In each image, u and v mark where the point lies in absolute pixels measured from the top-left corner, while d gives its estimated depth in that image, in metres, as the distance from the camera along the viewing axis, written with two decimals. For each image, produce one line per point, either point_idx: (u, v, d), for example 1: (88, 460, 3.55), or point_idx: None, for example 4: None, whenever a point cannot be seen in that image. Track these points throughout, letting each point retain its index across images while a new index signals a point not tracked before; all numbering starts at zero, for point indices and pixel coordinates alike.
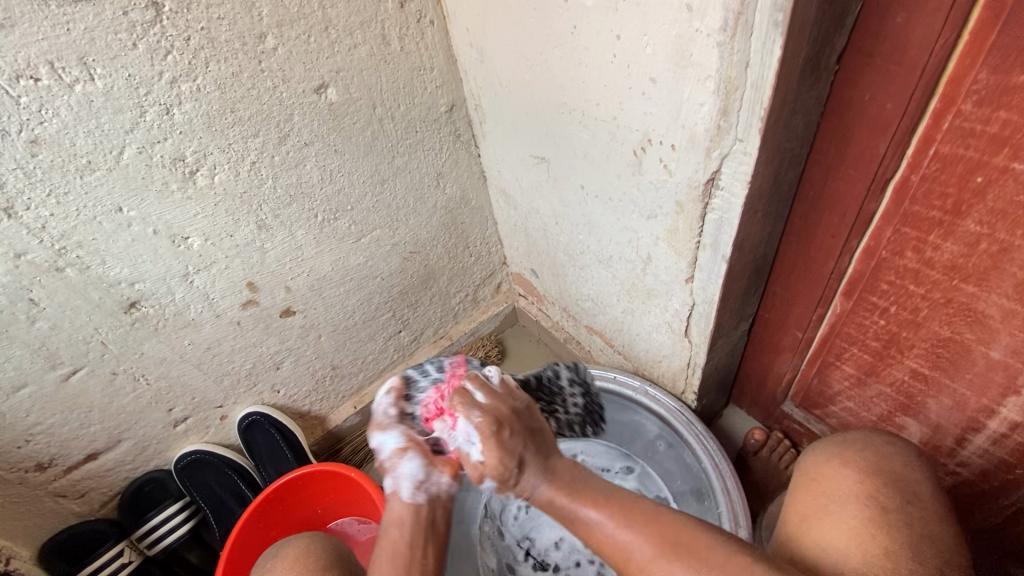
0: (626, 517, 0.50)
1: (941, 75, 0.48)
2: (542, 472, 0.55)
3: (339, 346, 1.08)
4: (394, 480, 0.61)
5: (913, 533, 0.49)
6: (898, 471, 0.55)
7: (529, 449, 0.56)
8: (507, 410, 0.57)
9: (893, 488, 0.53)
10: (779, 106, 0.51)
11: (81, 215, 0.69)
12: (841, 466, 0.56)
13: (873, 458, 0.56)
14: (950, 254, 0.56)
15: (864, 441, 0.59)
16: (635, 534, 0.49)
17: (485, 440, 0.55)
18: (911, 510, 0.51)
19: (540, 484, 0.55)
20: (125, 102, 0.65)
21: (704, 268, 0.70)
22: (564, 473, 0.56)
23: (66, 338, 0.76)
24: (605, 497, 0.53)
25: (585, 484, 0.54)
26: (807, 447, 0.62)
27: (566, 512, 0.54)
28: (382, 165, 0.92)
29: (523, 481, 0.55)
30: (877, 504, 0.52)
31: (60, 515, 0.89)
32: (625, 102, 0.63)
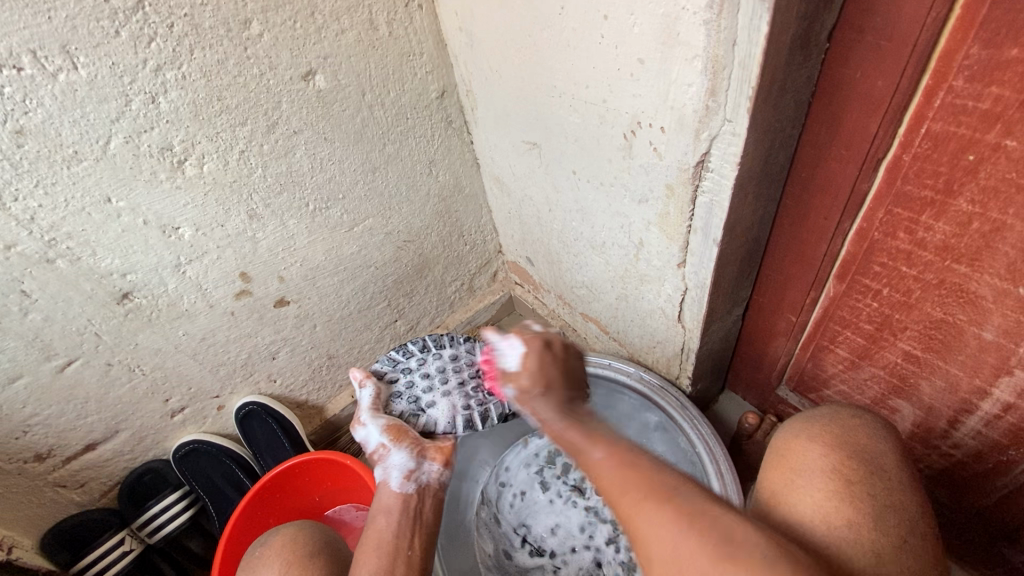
0: (626, 458, 0.47)
1: (932, 51, 0.47)
2: (558, 407, 0.56)
3: (335, 335, 1.08)
4: (384, 469, 0.69)
5: (879, 504, 0.49)
6: (863, 444, 0.55)
7: (563, 384, 0.59)
8: (558, 343, 0.65)
9: (858, 460, 0.53)
10: (768, 84, 0.50)
11: (70, 206, 0.68)
12: (809, 442, 0.56)
13: (839, 433, 0.56)
14: (942, 234, 0.55)
15: (832, 418, 0.58)
16: (621, 469, 0.46)
17: (534, 354, 0.62)
18: (876, 482, 0.51)
19: (553, 416, 0.55)
20: (110, 90, 0.64)
21: (695, 253, 0.69)
22: (580, 416, 0.55)
23: (59, 330, 0.76)
24: (608, 438, 0.50)
25: (599, 426, 0.53)
26: (778, 426, 0.62)
27: (567, 444, 0.52)
28: (374, 153, 0.91)
29: (536, 405, 0.57)
30: (842, 475, 0.51)
31: (60, 504, 0.90)
32: (614, 83, 0.62)
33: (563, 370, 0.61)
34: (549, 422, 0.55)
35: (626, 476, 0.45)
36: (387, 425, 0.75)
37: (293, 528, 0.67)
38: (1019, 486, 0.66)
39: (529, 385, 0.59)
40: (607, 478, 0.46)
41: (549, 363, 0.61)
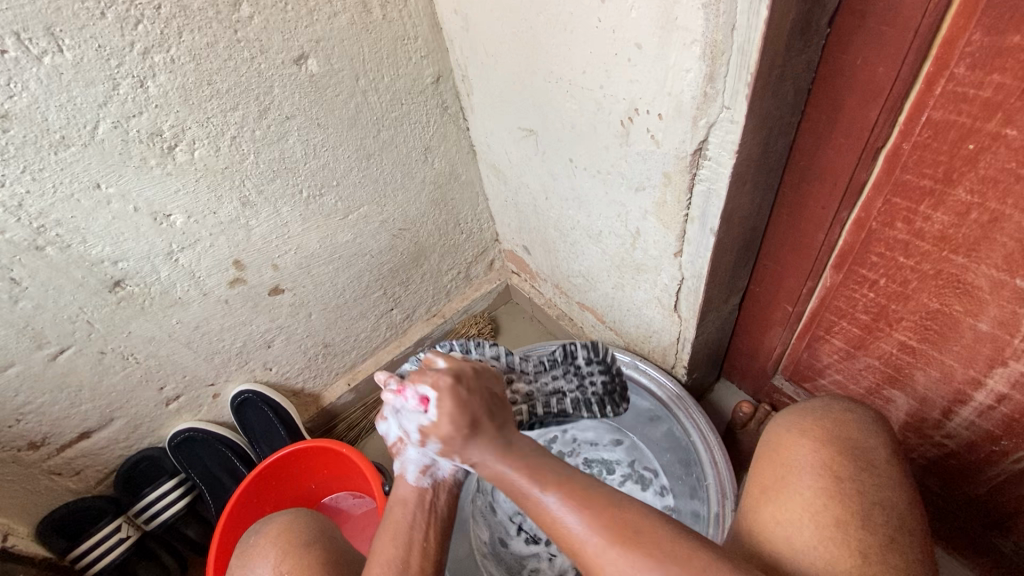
0: (581, 504, 0.45)
1: (935, 37, 0.46)
2: (495, 448, 0.50)
3: (330, 324, 1.08)
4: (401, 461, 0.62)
5: (868, 501, 0.49)
6: (855, 437, 0.54)
7: (486, 418, 0.51)
8: (469, 371, 0.54)
9: (848, 456, 0.52)
10: (767, 70, 0.49)
11: (58, 192, 0.67)
12: (800, 436, 0.55)
13: (832, 426, 0.55)
14: (940, 224, 0.55)
15: (824, 410, 0.58)
16: (580, 515, 0.45)
17: (445, 395, 0.51)
18: (865, 477, 0.51)
19: (490, 458, 0.49)
20: (97, 74, 0.63)
21: (692, 242, 0.69)
22: (523, 451, 0.50)
23: (51, 318, 0.75)
24: (561, 474, 0.48)
25: (543, 460, 0.49)
26: (771, 419, 0.61)
27: (509, 487, 0.48)
28: (368, 139, 0.90)
29: (472, 451, 0.50)
30: (831, 473, 0.51)
31: (56, 491, 0.90)
32: (611, 69, 0.61)
33: (484, 408, 0.52)
34: (489, 466, 0.50)
35: (590, 524, 0.44)
36: None
37: (288, 516, 0.66)
38: (1011, 475, 0.66)
39: (453, 435, 0.49)
40: (561, 525, 0.45)
41: (468, 404, 0.51)
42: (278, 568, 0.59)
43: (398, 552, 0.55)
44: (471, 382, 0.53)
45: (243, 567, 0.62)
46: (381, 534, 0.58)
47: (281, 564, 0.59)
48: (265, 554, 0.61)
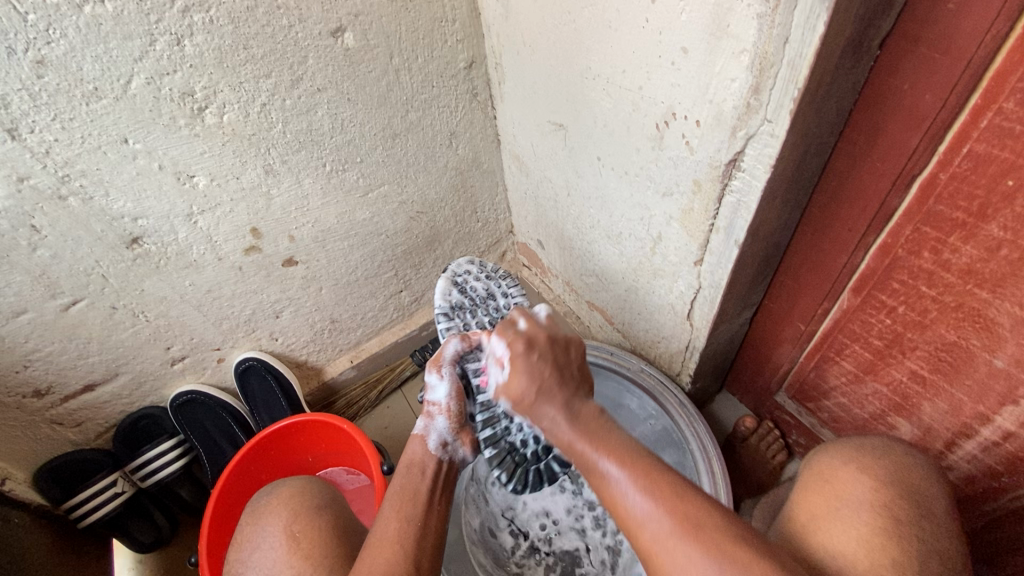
0: (654, 485, 0.45)
1: (987, 69, 0.46)
2: (567, 411, 0.52)
3: (340, 300, 1.08)
4: (427, 423, 0.69)
5: (924, 548, 0.49)
6: (915, 483, 0.55)
7: (557, 383, 0.53)
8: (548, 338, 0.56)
9: (908, 500, 0.53)
10: (815, 87, 0.49)
11: (86, 143, 0.67)
12: (858, 472, 0.56)
13: (893, 469, 0.56)
14: (969, 257, 0.55)
15: (883, 450, 0.59)
16: (639, 491, 0.45)
17: (520, 357, 0.55)
18: (923, 524, 0.51)
19: (561, 423, 0.52)
20: (135, 28, 0.62)
21: (714, 252, 0.69)
22: (591, 419, 0.52)
23: (67, 268, 0.75)
24: (635, 458, 0.48)
25: (609, 437, 0.50)
26: (823, 448, 0.63)
27: (575, 452, 0.51)
28: (396, 118, 0.89)
29: (540, 412, 0.53)
30: (890, 514, 0.52)
31: (56, 441, 0.90)
32: (652, 71, 0.60)
33: (557, 366, 0.55)
34: (557, 429, 0.52)
35: (658, 506, 0.44)
36: (455, 387, 0.70)
37: (300, 481, 0.67)
38: (1007, 512, 0.67)
39: (524, 393, 0.53)
40: (624, 505, 0.46)
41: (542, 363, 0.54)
42: (289, 528, 0.59)
43: (404, 517, 0.57)
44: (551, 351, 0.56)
45: (251, 525, 0.62)
46: (390, 498, 0.60)
47: (292, 524, 0.60)
48: (276, 514, 0.61)
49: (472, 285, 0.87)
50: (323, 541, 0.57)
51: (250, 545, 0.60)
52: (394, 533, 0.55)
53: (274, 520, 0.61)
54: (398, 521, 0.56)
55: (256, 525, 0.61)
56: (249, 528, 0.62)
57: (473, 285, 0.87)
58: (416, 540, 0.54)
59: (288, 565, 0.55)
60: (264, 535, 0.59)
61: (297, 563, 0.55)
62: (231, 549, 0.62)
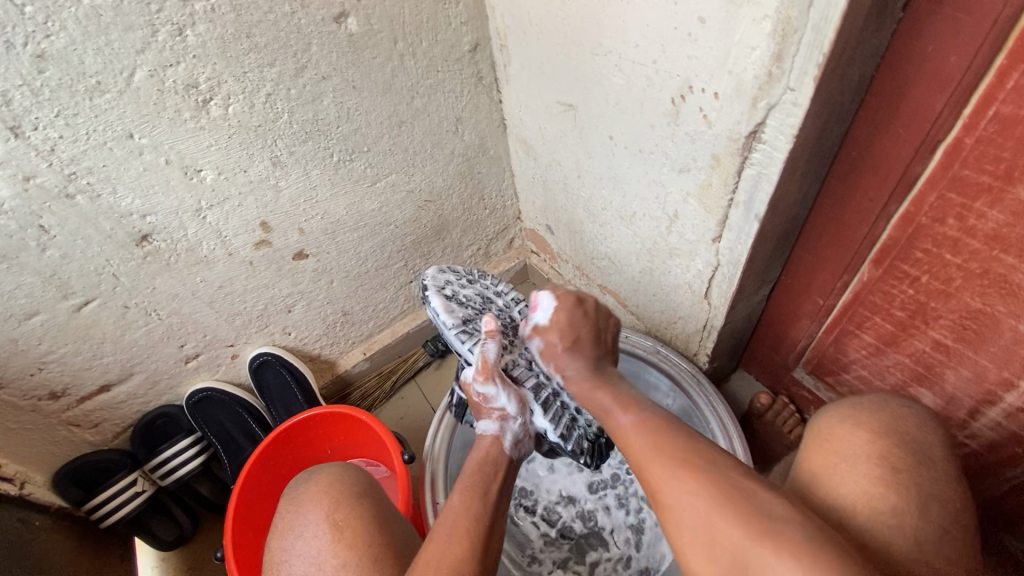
0: (656, 430, 0.49)
1: (1015, 26, 0.45)
2: (648, 411, 0.53)
3: (351, 292, 1.07)
4: (500, 424, 0.68)
5: (925, 493, 0.49)
6: (913, 433, 0.54)
7: (588, 343, 0.67)
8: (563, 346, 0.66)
9: (906, 449, 0.53)
10: (838, 53, 0.48)
11: (92, 139, 0.66)
12: (853, 426, 0.55)
13: (890, 421, 0.55)
14: (994, 222, 0.54)
15: (881, 405, 0.58)
16: (676, 473, 0.43)
17: (564, 309, 0.70)
18: (924, 471, 0.51)
19: (580, 372, 0.63)
20: (136, 19, 0.61)
21: (733, 228, 0.68)
22: (604, 377, 0.63)
23: (77, 268, 0.74)
24: (683, 443, 0.46)
25: (625, 391, 0.59)
26: (820, 408, 0.60)
27: (630, 448, 0.50)
28: (401, 105, 0.88)
29: (607, 405, 0.57)
30: (888, 463, 0.51)
31: (74, 443, 0.90)
32: (667, 44, 0.59)
33: (597, 327, 0.70)
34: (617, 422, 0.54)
35: (654, 440, 0.48)
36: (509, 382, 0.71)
37: (336, 468, 0.65)
38: None
39: (558, 342, 0.67)
40: (629, 440, 0.50)
41: (580, 324, 0.69)
42: (331, 516, 0.58)
43: (472, 514, 0.54)
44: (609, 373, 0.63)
45: (292, 513, 0.61)
46: (458, 493, 0.57)
47: (333, 513, 0.59)
48: (316, 502, 0.60)
49: (459, 290, 0.83)
50: (366, 533, 0.57)
51: (291, 533, 0.59)
52: (461, 520, 0.53)
53: (314, 509, 0.60)
54: (466, 520, 0.53)
55: (296, 513, 0.60)
56: (289, 515, 0.61)
57: (462, 292, 0.83)
58: (483, 538, 0.52)
59: (333, 557, 0.55)
60: (306, 523, 0.59)
61: (342, 554, 0.55)
62: (271, 534, 0.61)
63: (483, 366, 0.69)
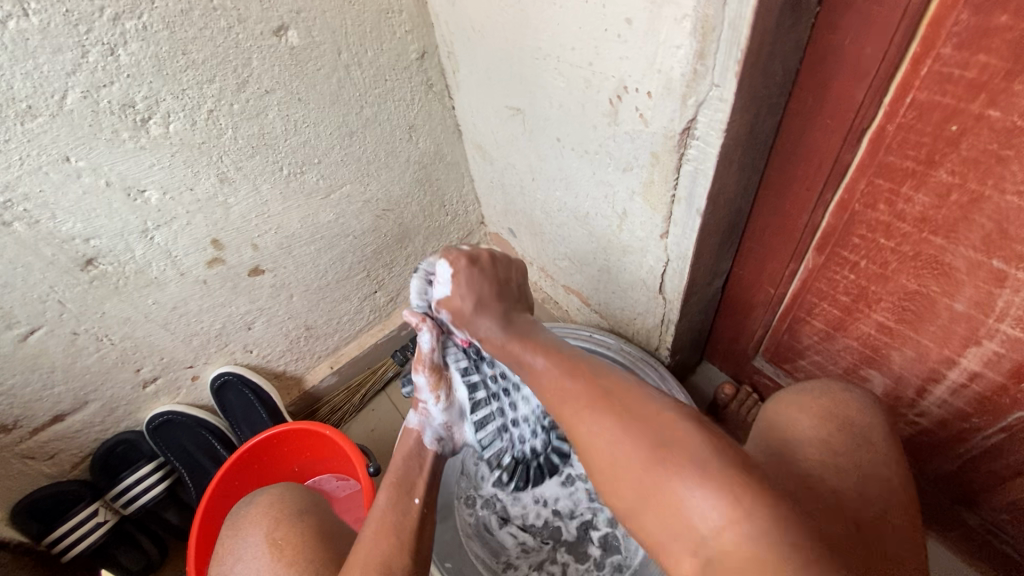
0: (609, 412, 0.45)
1: (922, 16, 0.46)
2: (498, 321, 0.63)
3: (313, 306, 1.06)
4: (422, 416, 0.72)
5: (864, 475, 0.49)
6: (852, 416, 0.55)
7: (497, 296, 0.66)
8: (485, 255, 0.69)
9: (845, 432, 0.53)
10: (758, 48, 0.49)
11: (25, 164, 0.64)
12: (798, 413, 0.56)
13: (830, 404, 0.56)
14: (921, 206, 0.56)
15: (823, 390, 0.58)
16: (615, 438, 0.44)
17: (462, 271, 0.66)
18: (862, 454, 0.51)
19: (496, 330, 0.62)
20: (64, 40, 0.60)
21: (679, 223, 0.69)
22: (551, 377, 0.53)
23: (20, 297, 0.72)
24: (608, 399, 0.47)
25: (538, 340, 0.60)
26: (766, 397, 0.62)
27: (558, 399, 0.51)
28: (351, 116, 0.87)
29: (475, 320, 0.64)
30: (829, 446, 0.51)
31: (29, 476, 0.88)
32: (600, 46, 0.60)
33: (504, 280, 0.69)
34: (492, 336, 0.63)
35: (621, 431, 0.44)
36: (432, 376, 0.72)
37: (278, 488, 0.65)
38: (980, 451, 0.69)
39: (464, 306, 0.65)
40: (598, 450, 0.44)
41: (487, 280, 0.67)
42: (269, 536, 0.58)
43: (399, 508, 0.57)
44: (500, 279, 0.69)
45: (232, 538, 0.60)
46: (386, 490, 0.60)
47: (273, 533, 0.58)
48: (255, 525, 0.59)
49: None
50: (306, 546, 0.56)
51: (231, 558, 0.58)
52: (389, 526, 0.54)
53: (253, 532, 0.59)
54: (391, 514, 0.56)
55: (236, 537, 0.59)
56: (228, 541, 0.60)
57: None
58: (412, 531, 0.55)
59: None
60: (245, 546, 0.58)
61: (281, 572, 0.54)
62: (213, 564, 0.60)
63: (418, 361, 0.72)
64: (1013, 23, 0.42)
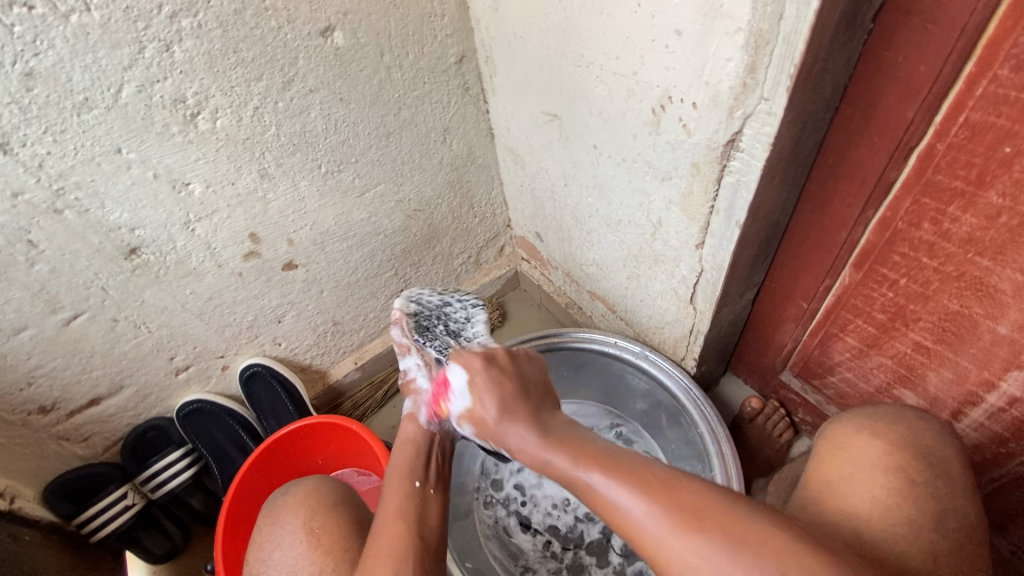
0: (614, 473, 0.42)
1: (981, 37, 0.46)
2: (534, 428, 0.50)
3: (341, 302, 1.07)
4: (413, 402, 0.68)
5: (939, 505, 0.50)
6: (928, 444, 0.55)
7: (519, 395, 0.53)
8: (503, 353, 0.59)
9: (922, 460, 0.53)
10: (810, 64, 0.49)
11: (79, 155, 0.66)
12: (871, 438, 0.56)
13: (905, 432, 0.56)
14: (969, 226, 0.55)
15: (896, 416, 0.58)
16: (632, 498, 0.40)
17: (479, 374, 0.55)
18: (939, 484, 0.52)
19: (530, 439, 0.49)
20: (123, 36, 0.61)
21: (716, 234, 0.69)
22: (557, 429, 0.50)
23: (66, 283, 0.74)
24: (612, 464, 0.43)
25: (546, 410, 0.53)
26: (829, 419, 0.61)
27: (544, 466, 0.48)
28: (389, 116, 0.89)
29: (507, 431, 0.51)
30: (905, 474, 0.52)
31: (63, 457, 0.90)
32: (646, 55, 0.60)
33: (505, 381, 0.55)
34: (527, 446, 0.49)
35: (647, 502, 0.40)
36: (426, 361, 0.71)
37: (313, 479, 0.66)
38: (1016, 477, 0.67)
39: (488, 415, 0.53)
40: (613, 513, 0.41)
41: (502, 378, 0.55)
42: (307, 525, 0.59)
43: (406, 495, 0.55)
44: (507, 376, 0.56)
45: (269, 525, 0.61)
46: (390, 477, 0.59)
47: (310, 521, 0.59)
48: (293, 513, 0.61)
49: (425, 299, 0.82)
50: (342, 538, 0.57)
51: (268, 545, 0.60)
52: (396, 512, 0.54)
53: (291, 520, 0.60)
54: (399, 501, 0.55)
55: (274, 524, 0.61)
56: (266, 527, 0.61)
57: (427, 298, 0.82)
58: (417, 516, 0.54)
59: (310, 564, 0.56)
60: (283, 534, 0.59)
61: (318, 562, 0.56)
62: (250, 549, 0.62)
63: (402, 348, 0.74)
64: None
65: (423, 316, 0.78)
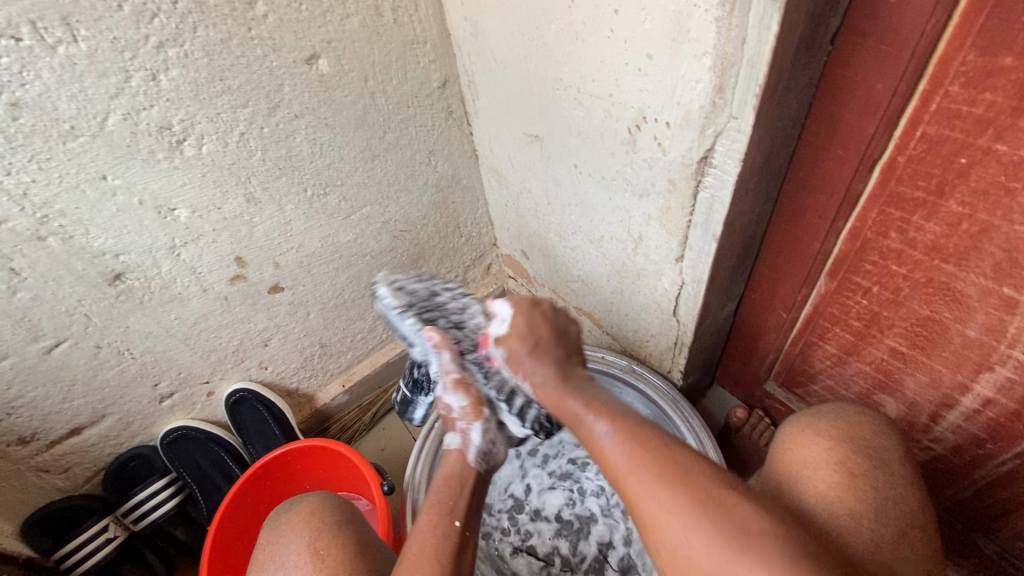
0: (628, 432, 0.46)
1: (930, 57, 0.49)
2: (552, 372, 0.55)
3: (328, 324, 1.07)
4: (462, 438, 0.65)
5: (880, 496, 0.51)
6: (867, 437, 0.57)
7: (554, 342, 0.58)
8: (547, 305, 0.62)
9: (862, 454, 0.55)
10: (774, 84, 0.52)
11: (64, 182, 0.67)
12: (814, 435, 0.57)
13: (846, 427, 0.58)
14: (932, 234, 0.57)
15: (836, 413, 0.60)
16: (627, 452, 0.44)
17: (520, 314, 0.60)
18: (878, 474, 0.53)
19: (548, 381, 0.54)
20: (110, 66, 0.63)
21: (694, 248, 0.71)
22: (576, 382, 0.54)
23: (48, 310, 0.74)
24: (623, 415, 0.48)
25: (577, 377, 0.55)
26: (782, 420, 0.63)
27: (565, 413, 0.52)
28: (373, 140, 0.90)
29: (529, 368, 0.56)
30: (846, 468, 0.53)
31: (43, 490, 0.88)
32: (620, 79, 0.63)
33: (559, 334, 0.59)
34: (544, 387, 0.55)
35: (636, 459, 0.43)
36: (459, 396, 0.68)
37: (319, 498, 0.65)
38: (996, 478, 0.69)
39: (518, 350, 0.57)
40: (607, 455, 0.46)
41: (536, 328, 0.59)
42: (312, 545, 0.58)
43: (440, 534, 0.54)
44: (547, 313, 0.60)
45: (274, 545, 0.60)
46: (425, 513, 0.57)
47: (316, 541, 0.58)
48: (298, 532, 0.60)
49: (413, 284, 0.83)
50: (348, 558, 0.56)
51: (273, 565, 0.58)
52: (431, 549, 0.53)
53: (296, 540, 0.59)
54: (433, 539, 0.54)
55: (279, 544, 0.60)
56: (271, 547, 0.60)
57: (414, 285, 0.83)
58: (453, 557, 0.52)
59: None
60: (288, 554, 0.58)
61: None
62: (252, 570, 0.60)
63: (449, 381, 0.67)
64: (1018, 63, 0.44)
65: (420, 309, 0.77)
